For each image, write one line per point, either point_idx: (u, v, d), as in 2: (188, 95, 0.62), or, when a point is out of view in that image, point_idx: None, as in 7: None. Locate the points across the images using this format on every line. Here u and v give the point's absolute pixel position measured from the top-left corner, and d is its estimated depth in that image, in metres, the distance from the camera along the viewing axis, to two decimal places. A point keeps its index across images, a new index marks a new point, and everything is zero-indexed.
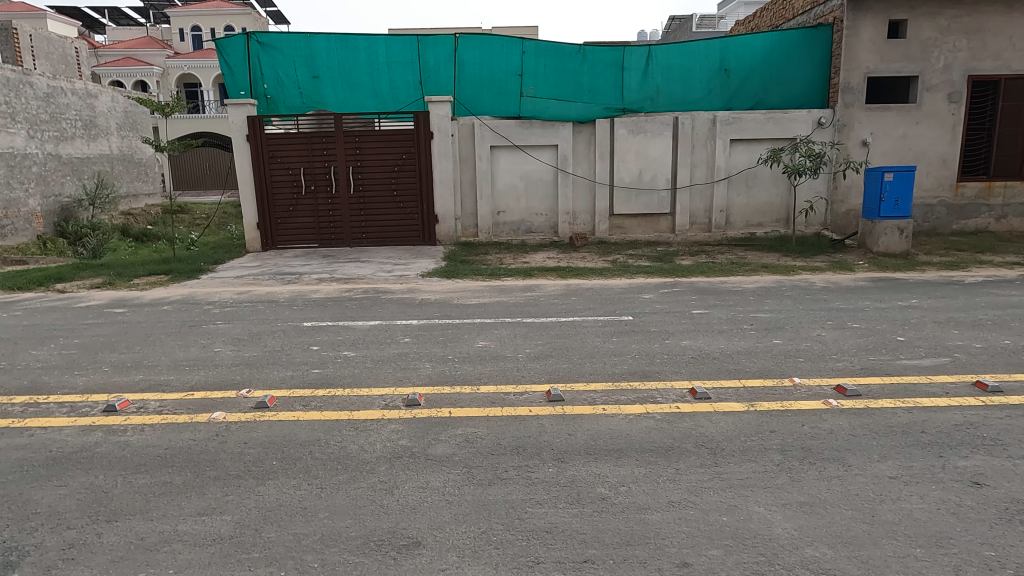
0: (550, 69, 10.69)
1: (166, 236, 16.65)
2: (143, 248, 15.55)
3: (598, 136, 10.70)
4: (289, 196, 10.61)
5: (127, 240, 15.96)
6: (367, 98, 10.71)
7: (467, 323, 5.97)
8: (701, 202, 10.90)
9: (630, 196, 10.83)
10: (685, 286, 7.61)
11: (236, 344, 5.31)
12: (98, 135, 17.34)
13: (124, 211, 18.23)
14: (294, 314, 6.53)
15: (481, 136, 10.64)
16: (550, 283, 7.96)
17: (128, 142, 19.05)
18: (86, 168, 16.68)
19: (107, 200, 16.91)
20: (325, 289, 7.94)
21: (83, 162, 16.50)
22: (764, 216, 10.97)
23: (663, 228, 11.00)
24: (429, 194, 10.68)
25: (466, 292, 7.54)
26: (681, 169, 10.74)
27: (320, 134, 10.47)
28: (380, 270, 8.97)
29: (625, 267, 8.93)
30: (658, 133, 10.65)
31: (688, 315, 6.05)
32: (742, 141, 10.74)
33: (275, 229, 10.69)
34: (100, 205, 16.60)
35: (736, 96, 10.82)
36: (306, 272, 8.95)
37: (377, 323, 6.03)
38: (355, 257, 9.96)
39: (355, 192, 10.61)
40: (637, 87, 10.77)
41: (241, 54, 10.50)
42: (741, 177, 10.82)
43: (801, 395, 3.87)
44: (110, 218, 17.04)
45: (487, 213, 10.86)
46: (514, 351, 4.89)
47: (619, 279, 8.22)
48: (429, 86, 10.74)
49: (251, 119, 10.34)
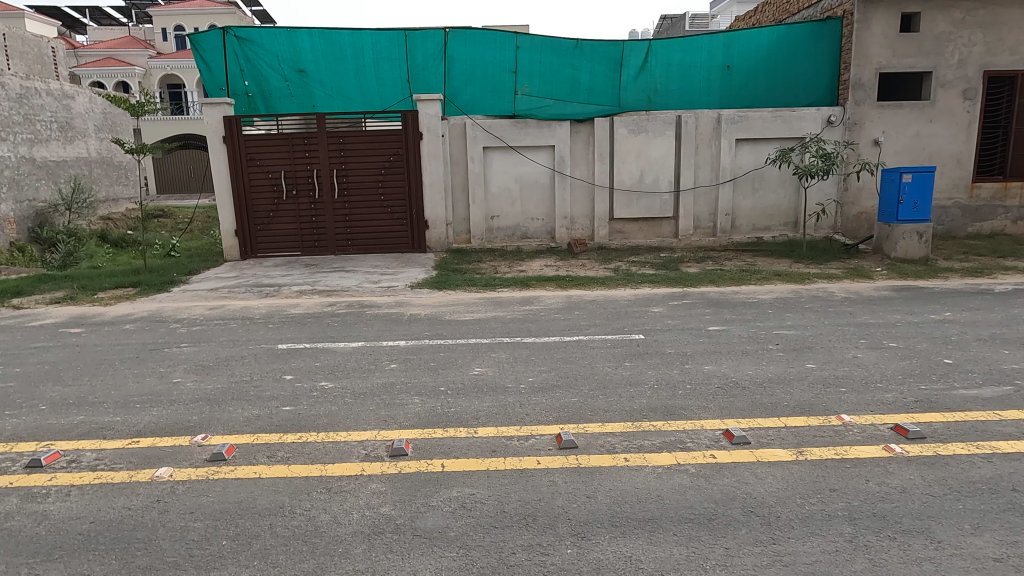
0: (545, 66, 10.12)
1: (147, 242, 15.93)
2: (123, 255, 14.83)
3: (597, 136, 10.11)
4: (269, 202, 9.98)
5: (105, 247, 15.21)
6: (353, 97, 10.14)
7: (460, 344, 5.37)
8: (705, 205, 10.36)
9: (630, 199, 10.26)
10: (696, 298, 7.04)
11: (200, 372, 4.68)
12: (75, 138, 16.58)
13: (104, 216, 17.46)
14: (268, 334, 5.90)
15: (473, 136, 10.03)
16: (550, 295, 7.37)
17: (108, 145, 18.30)
18: (63, 172, 15.93)
19: (85, 206, 16.15)
20: (306, 303, 7.32)
21: (60, 166, 15.74)
22: (771, 220, 10.45)
23: (665, 232, 10.45)
24: (418, 199, 10.05)
25: (459, 306, 6.93)
26: (685, 171, 10.18)
27: (302, 135, 9.80)
28: (366, 281, 8.36)
29: (629, 276, 8.35)
30: (660, 132, 10.08)
31: (705, 334, 5.47)
32: (747, 141, 10.20)
33: (255, 237, 10.07)
34: (77, 210, 15.85)
35: (741, 94, 10.28)
36: (285, 283, 8.32)
37: (361, 345, 5.42)
38: (339, 266, 9.34)
39: (340, 197, 9.98)
40: (636, 85, 10.21)
41: (218, 48, 9.83)
42: (748, 179, 10.28)
43: (855, 438, 3.29)
44: (89, 223, 16.27)
45: (480, 217, 10.27)
46: (515, 380, 4.30)
47: (623, 290, 7.64)
48: (418, 83, 10.16)
49: (228, 119, 9.67)
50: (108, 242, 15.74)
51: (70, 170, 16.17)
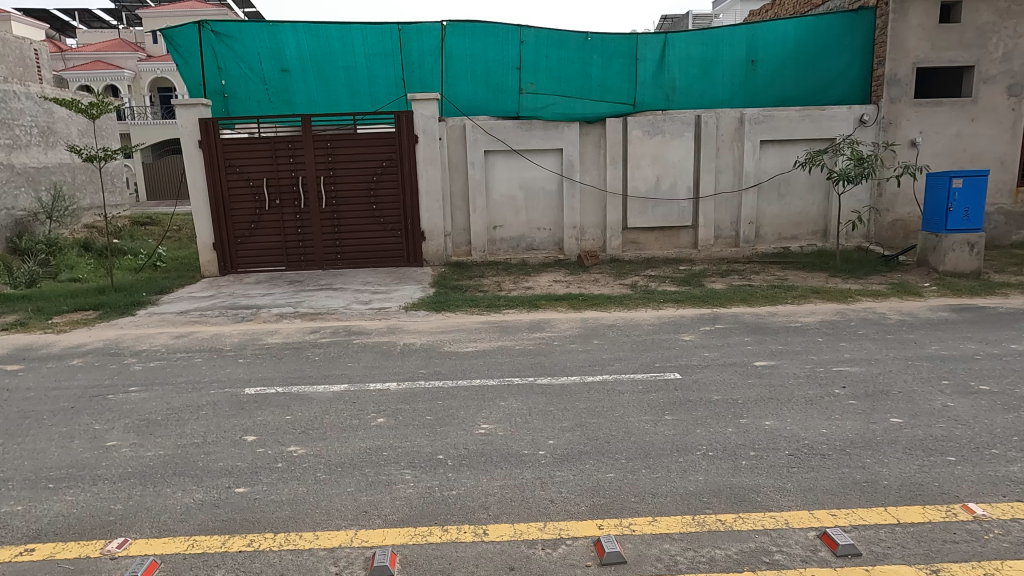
0: (552, 63, 9.28)
1: (133, 251, 15.02)
2: (107, 265, 13.92)
3: (609, 138, 9.24)
4: (251, 212, 9.12)
5: (87, 257, 14.26)
6: (342, 97, 9.28)
7: (464, 387, 4.50)
8: (727, 213, 9.51)
9: (645, 207, 9.41)
10: (730, 322, 6.17)
11: (144, 431, 3.80)
12: (57, 143, 15.61)
13: (87, 224, 16.48)
14: (236, 372, 5.01)
15: (473, 139, 9.17)
16: (563, 319, 6.50)
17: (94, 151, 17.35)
18: (43, 179, 15.00)
19: (68, 214, 15.21)
20: (285, 330, 6.43)
21: (40, 172, 14.80)
22: (798, 228, 9.61)
23: (683, 243, 9.60)
24: (414, 207, 9.19)
25: (458, 334, 6.06)
26: (704, 175, 9.33)
27: (286, 139, 8.94)
28: (356, 301, 7.49)
29: (650, 294, 7.48)
30: (678, 134, 9.24)
31: (754, 373, 4.60)
32: (772, 143, 9.36)
33: (235, 250, 9.21)
34: (58, 219, 14.94)
35: (765, 91, 9.43)
36: (265, 304, 7.45)
37: (346, 388, 4.54)
38: (327, 283, 8.47)
39: (328, 206, 9.12)
40: (652, 82, 9.36)
41: (194, 45, 8.97)
42: (773, 184, 9.44)
43: (1002, 546, 2.42)
44: (72, 232, 15.31)
45: (482, 227, 9.40)
46: (533, 446, 3.43)
47: (644, 311, 6.77)
48: (413, 82, 9.30)
49: (204, 122, 8.80)
50: (92, 251, 14.80)
51: (51, 176, 15.21)
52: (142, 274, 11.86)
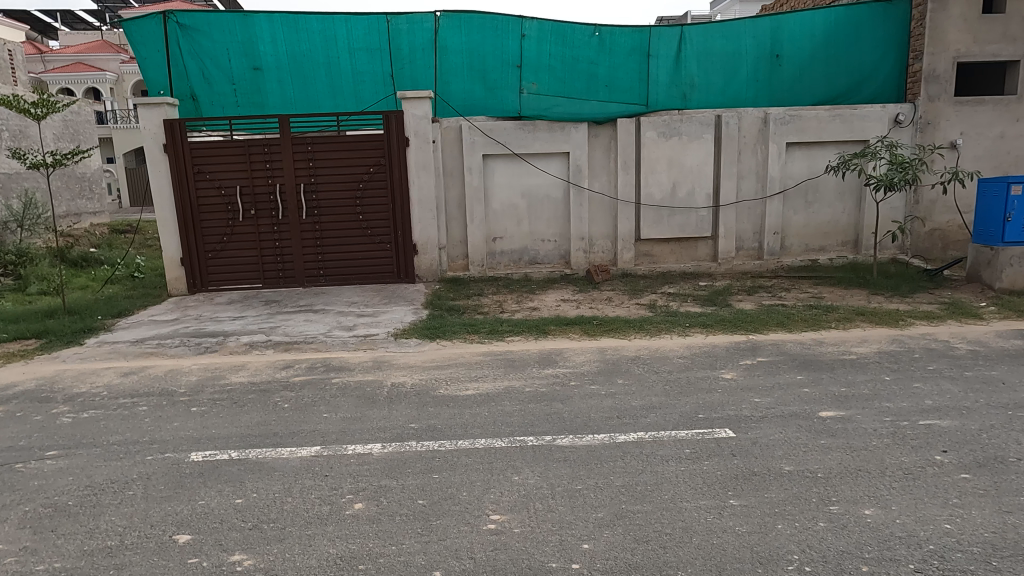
0: (556, 59, 8.42)
1: (111, 261, 13.96)
2: (81, 277, 12.86)
3: (621, 141, 8.36)
4: (223, 223, 8.19)
5: (60, 267, 13.14)
6: (323, 98, 8.37)
7: (467, 450, 3.59)
8: (749, 222, 8.66)
9: (660, 216, 8.53)
10: (773, 355, 5.30)
11: (44, 527, 2.87)
12: (31, 148, 14.55)
13: (64, 233, 15.42)
14: (184, 427, 4.07)
15: (470, 142, 8.29)
16: (577, 350, 5.61)
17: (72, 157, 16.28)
18: (15, 185, 13.95)
19: (42, 221, 14.09)
20: (254, 365, 5.50)
21: (10, 178, 13.74)
22: (827, 238, 8.76)
23: (701, 255, 8.73)
24: (404, 218, 8.28)
25: (457, 370, 5.15)
26: (725, 182, 8.47)
27: (261, 142, 8.02)
28: (338, 326, 6.57)
29: (673, 317, 6.59)
30: (696, 136, 8.38)
31: (823, 429, 3.72)
32: (799, 146, 8.52)
33: (206, 266, 8.28)
34: (31, 228, 13.90)
35: (791, 88, 8.58)
36: (235, 330, 6.53)
37: (318, 453, 3.62)
38: (307, 303, 7.56)
39: (309, 217, 8.21)
40: (667, 79, 8.50)
41: (156, 40, 8.05)
42: (800, 190, 8.60)
43: None
44: (45, 241, 14.19)
45: (480, 239, 8.50)
46: (562, 556, 2.53)
47: (670, 340, 5.89)
48: (403, 79, 8.40)
49: (170, 123, 7.88)
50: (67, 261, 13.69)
51: (23, 183, 14.15)
52: (118, 289, 10.77)
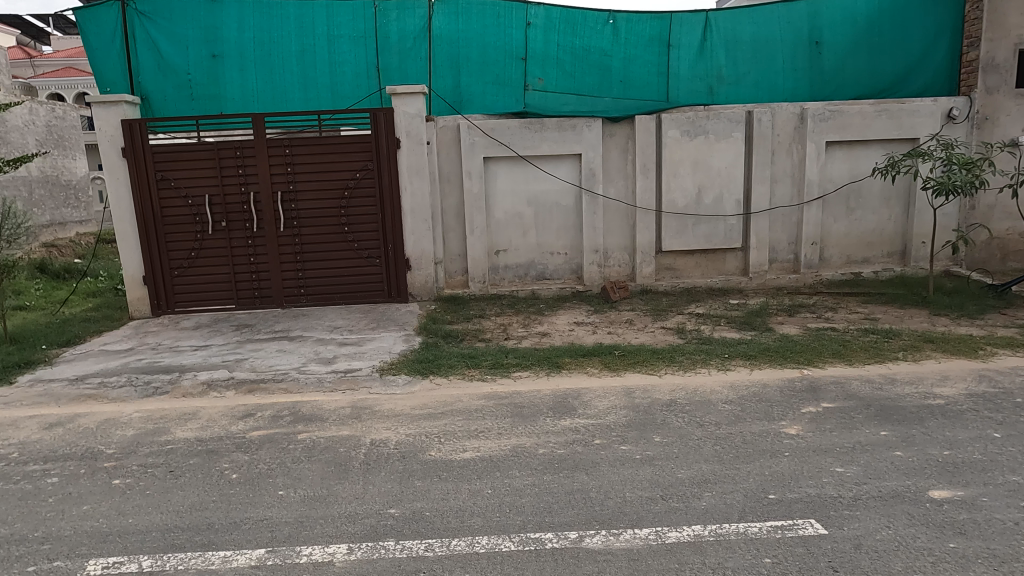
0: (565, 51, 7.48)
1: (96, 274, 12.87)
2: (60, 289, 11.73)
3: (640, 141, 7.38)
4: (190, 236, 7.25)
5: (39, 279, 11.98)
6: (294, 91, 7.46)
7: (463, 559, 2.62)
8: (784, 231, 7.70)
9: (684, 226, 7.58)
10: (840, 399, 4.32)
11: None
12: (11, 154, 13.54)
13: (46, 243, 14.29)
14: (92, 516, 3.10)
15: (469, 144, 7.33)
16: (598, 391, 4.65)
17: (56, 163, 15.31)
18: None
19: (28, 230, 12.78)
20: (206, 413, 4.53)
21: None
22: (871, 249, 7.81)
23: (729, 268, 7.78)
24: (395, 229, 7.34)
25: (453, 422, 4.19)
26: (757, 186, 7.52)
27: (232, 144, 7.08)
28: (315, 360, 5.61)
29: (708, 346, 5.61)
30: (724, 134, 7.42)
31: (945, 523, 2.75)
32: (839, 145, 7.57)
33: (171, 285, 7.32)
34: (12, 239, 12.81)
35: (830, 80, 7.64)
36: (192, 363, 5.55)
37: (259, 562, 2.66)
38: (283, 329, 6.60)
39: (288, 229, 7.26)
40: (690, 72, 7.55)
41: (110, 28, 7.25)
42: (841, 195, 7.65)
43: None
44: (27, 252, 12.90)
45: (481, 253, 7.54)
46: None
47: (709, 376, 4.92)
48: (390, 72, 7.48)
49: (129, 124, 6.97)
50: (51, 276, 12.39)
51: (7, 192, 13.05)
52: (99, 306, 9.56)
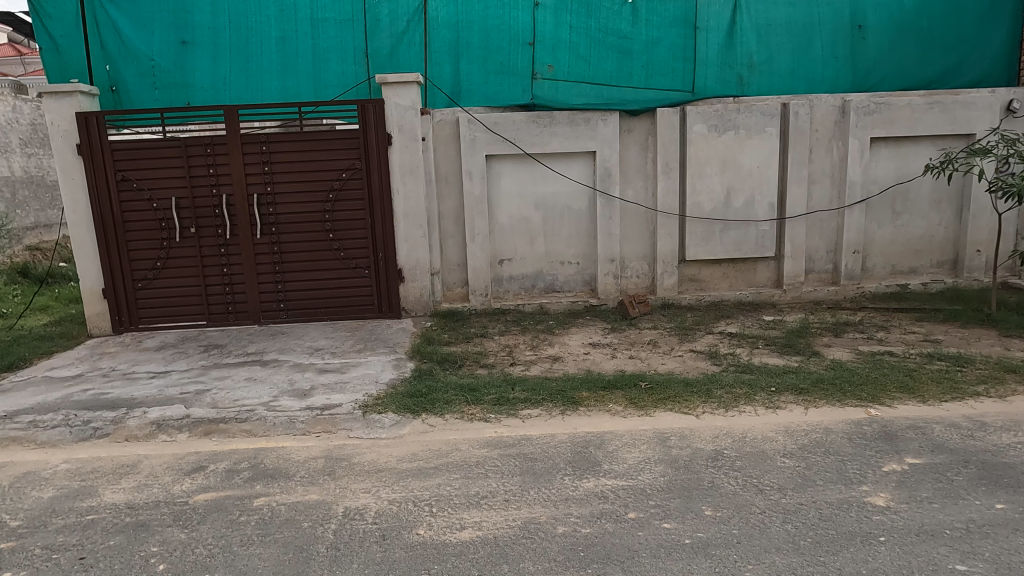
0: (579, 34, 6.68)
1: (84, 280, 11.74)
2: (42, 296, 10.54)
3: (661, 137, 6.57)
4: (156, 244, 6.43)
5: (19, 284, 10.86)
6: (272, 79, 6.74)
7: None
8: (822, 238, 6.89)
9: (711, 232, 6.76)
10: (928, 453, 3.49)
11: None
12: None
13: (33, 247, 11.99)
14: None
15: (470, 140, 6.51)
16: (625, 439, 3.84)
17: None
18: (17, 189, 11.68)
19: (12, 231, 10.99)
20: (148, 466, 3.70)
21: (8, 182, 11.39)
22: (919, 258, 7.00)
23: (760, 279, 6.97)
24: (385, 237, 6.52)
25: (447, 481, 3.38)
26: (793, 188, 6.71)
27: (202, 140, 6.26)
28: (288, 392, 4.78)
29: (751, 377, 4.78)
30: (757, 130, 6.60)
31: None
32: (885, 142, 6.77)
33: (134, 299, 6.52)
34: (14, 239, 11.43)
35: (874, 69, 6.83)
36: (144, 397, 4.72)
37: None
38: (257, 350, 5.78)
39: (266, 237, 6.45)
40: (717, 59, 6.73)
41: (66, 8, 6.52)
42: (886, 197, 6.85)
43: None
44: (9, 258, 10.96)
45: (484, 262, 6.72)
46: None
47: (757, 418, 4.10)
48: (380, 58, 6.71)
49: (85, 117, 6.15)
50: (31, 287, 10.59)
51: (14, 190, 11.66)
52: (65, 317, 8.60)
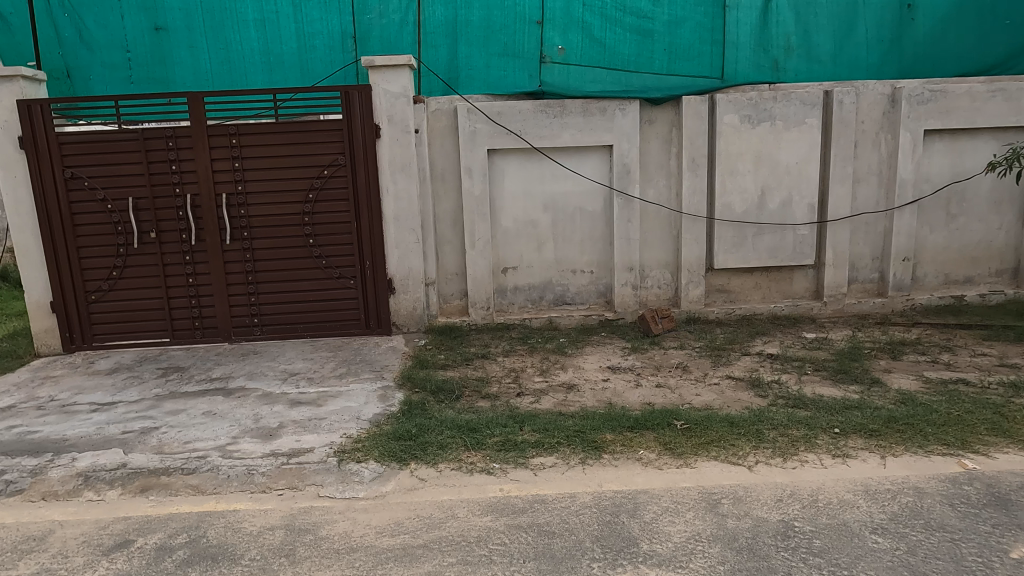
0: (593, 13, 5.88)
1: None
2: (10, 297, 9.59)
3: (687, 129, 5.77)
4: (111, 250, 5.63)
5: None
6: (255, 71, 5.95)
7: None
8: (867, 244, 6.11)
9: (743, 237, 5.97)
10: None
11: None
12: None
13: None
14: None
15: (470, 132, 5.70)
16: (664, 503, 3.04)
17: None
18: None
19: None
20: (58, 542, 2.90)
21: None
22: (976, 266, 6.20)
23: (797, 291, 6.17)
24: (373, 242, 5.73)
25: (439, 570, 2.59)
26: (836, 187, 5.92)
27: (163, 132, 5.47)
28: (252, 430, 3.98)
29: (806, 414, 3.98)
30: (796, 120, 5.80)
31: None
32: (939, 135, 5.97)
33: (87, 314, 5.72)
34: None
35: (925, 53, 6.03)
36: (77, 438, 3.91)
37: None
38: (223, 375, 4.99)
39: (237, 243, 5.66)
40: (750, 42, 5.93)
41: None
42: (940, 198, 6.06)
43: None
44: None
45: (485, 271, 5.93)
46: None
47: (825, 473, 3.30)
48: (369, 41, 5.92)
49: (28, 105, 5.36)
50: (8, 287, 9.72)
51: None
52: (24, 323, 7.72)
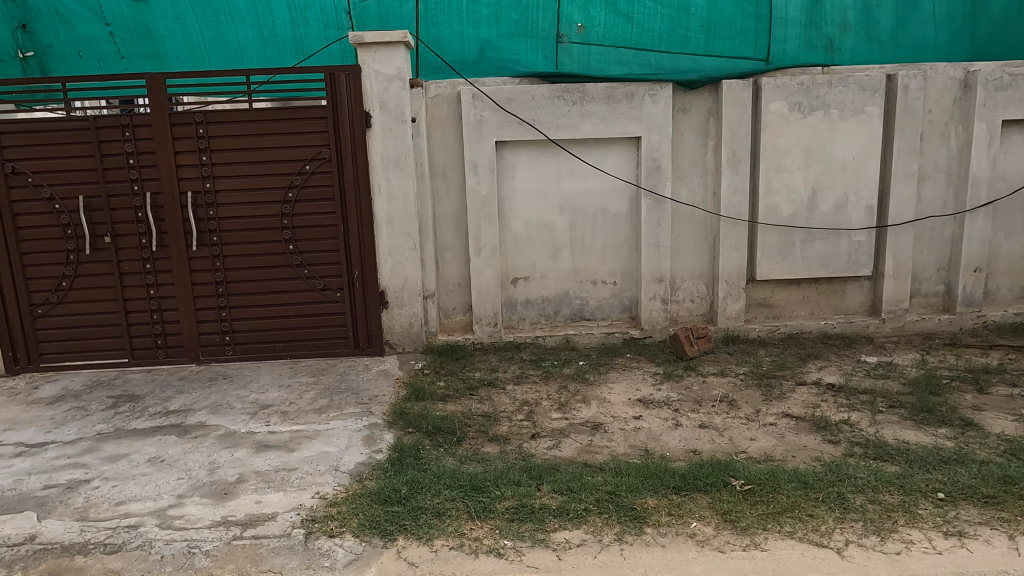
0: None
1: None
2: None
3: (727, 118, 4.97)
4: (59, 257, 4.87)
5: None
6: (230, 51, 5.16)
7: None
8: (932, 252, 5.30)
9: (791, 243, 5.16)
10: None
11: None
12: None
13: None
14: None
15: (475, 121, 4.91)
16: None
17: None
18: None
19: None
20: None
21: None
22: None
23: (851, 305, 5.36)
24: (363, 249, 4.96)
25: None
26: (898, 186, 5.11)
27: (119, 120, 4.70)
28: (204, 486, 3.20)
29: (894, 470, 3.17)
30: (854, 108, 4.99)
31: None
32: (1018, 126, 5.15)
33: (34, 331, 4.95)
34: None
35: (1002, 33, 5.21)
36: None
37: None
38: (183, 407, 4.21)
39: (205, 249, 4.88)
40: (800, 18, 5.11)
41: None
42: (1018, 199, 5.24)
43: None
44: None
45: (493, 282, 5.15)
46: None
47: (942, 563, 2.50)
48: (360, 16, 5.13)
49: None
50: None
51: None
52: None
